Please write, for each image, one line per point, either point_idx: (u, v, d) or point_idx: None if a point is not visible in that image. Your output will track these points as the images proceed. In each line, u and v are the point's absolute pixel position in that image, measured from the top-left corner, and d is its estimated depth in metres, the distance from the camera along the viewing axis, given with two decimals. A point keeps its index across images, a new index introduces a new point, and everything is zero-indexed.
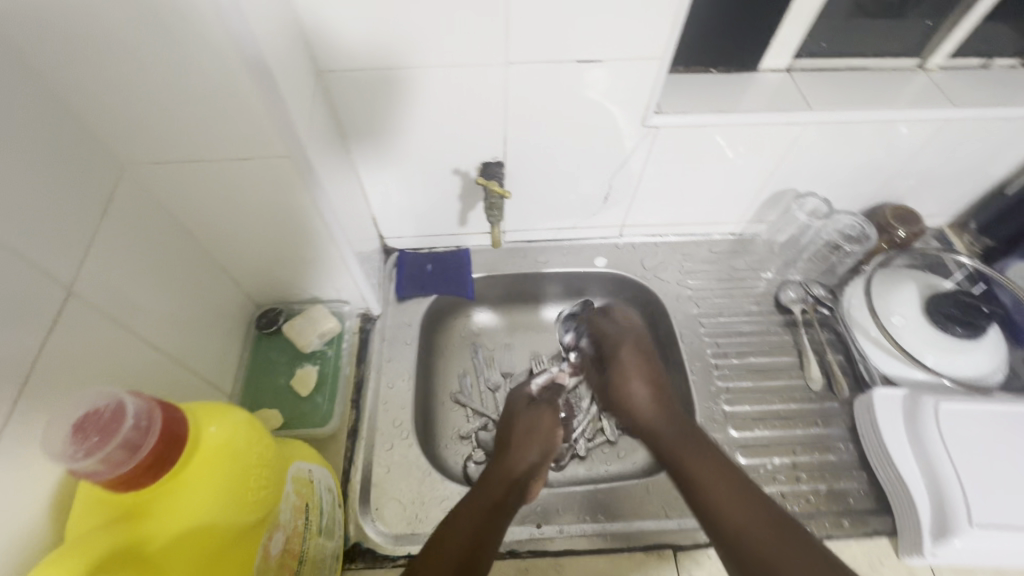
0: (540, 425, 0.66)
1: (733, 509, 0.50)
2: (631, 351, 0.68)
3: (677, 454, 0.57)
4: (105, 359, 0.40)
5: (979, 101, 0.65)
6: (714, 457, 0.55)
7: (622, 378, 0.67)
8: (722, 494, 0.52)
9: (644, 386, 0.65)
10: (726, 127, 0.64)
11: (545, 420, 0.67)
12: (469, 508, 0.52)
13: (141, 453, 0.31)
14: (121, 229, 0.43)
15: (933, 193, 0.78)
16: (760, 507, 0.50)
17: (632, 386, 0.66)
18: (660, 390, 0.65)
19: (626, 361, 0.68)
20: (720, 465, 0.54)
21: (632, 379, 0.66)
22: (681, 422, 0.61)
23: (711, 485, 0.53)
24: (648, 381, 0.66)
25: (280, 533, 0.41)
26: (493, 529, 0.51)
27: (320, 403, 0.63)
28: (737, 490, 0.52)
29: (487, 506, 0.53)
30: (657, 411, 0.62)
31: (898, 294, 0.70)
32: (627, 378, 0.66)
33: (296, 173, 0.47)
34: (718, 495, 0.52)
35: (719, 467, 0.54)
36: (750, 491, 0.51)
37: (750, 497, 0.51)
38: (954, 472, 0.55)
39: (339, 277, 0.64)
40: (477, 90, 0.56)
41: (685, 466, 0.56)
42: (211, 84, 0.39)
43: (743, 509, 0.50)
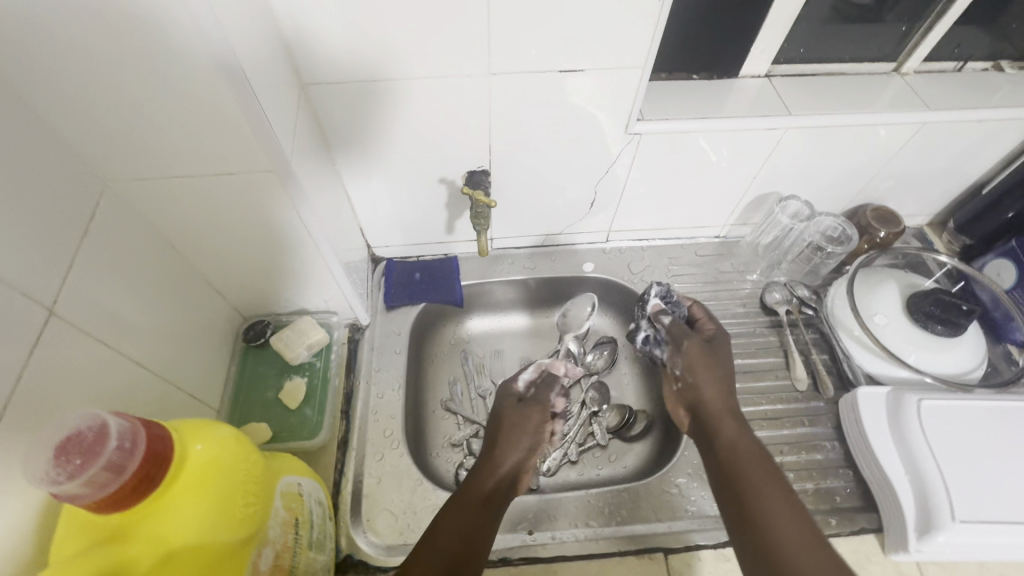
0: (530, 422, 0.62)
1: (781, 525, 0.46)
2: (720, 355, 0.63)
3: (735, 456, 0.53)
4: (88, 379, 0.40)
5: (952, 104, 0.66)
6: (772, 468, 0.51)
7: (698, 369, 0.61)
8: (774, 507, 0.48)
9: (718, 383, 0.60)
10: (708, 133, 0.65)
11: (534, 418, 0.63)
12: (452, 513, 0.50)
13: (126, 475, 0.31)
14: (104, 247, 0.43)
15: (911, 194, 0.80)
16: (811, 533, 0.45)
17: (706, 377, 0.60)
18: (733, 395, 0.59)
19: (716, 355, 0.63)
20: (775, 478, 0.50)
21: (711, 372, 0.61)
22: (746, 428, 0.56)
23: (764, 495, 0.49)
24: (725, 381, 0.60)
25: (269, 549, 0.40)
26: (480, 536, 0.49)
27: (309, 414, 0.62)
28: (787, 508, 0.48)
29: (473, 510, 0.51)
30: (725, 414, 0.57)
31: (879, 294, 0.71)
32: (711, 369, 0.61)
33: (281, 186, 0.47)
34: (766, 505, 0.48)
35: (773, 479, 0.50)
36: (803, 516, 0.47)
37: (801, 519, 0.46)
38: (937, 468, 0.57)
39: (326, 289, 0.64)
40: (462, 100, 0.57)
41: (738, 470, 0.52)
42: (194, 102, 0.39)
43: (793, 525, 0.46)
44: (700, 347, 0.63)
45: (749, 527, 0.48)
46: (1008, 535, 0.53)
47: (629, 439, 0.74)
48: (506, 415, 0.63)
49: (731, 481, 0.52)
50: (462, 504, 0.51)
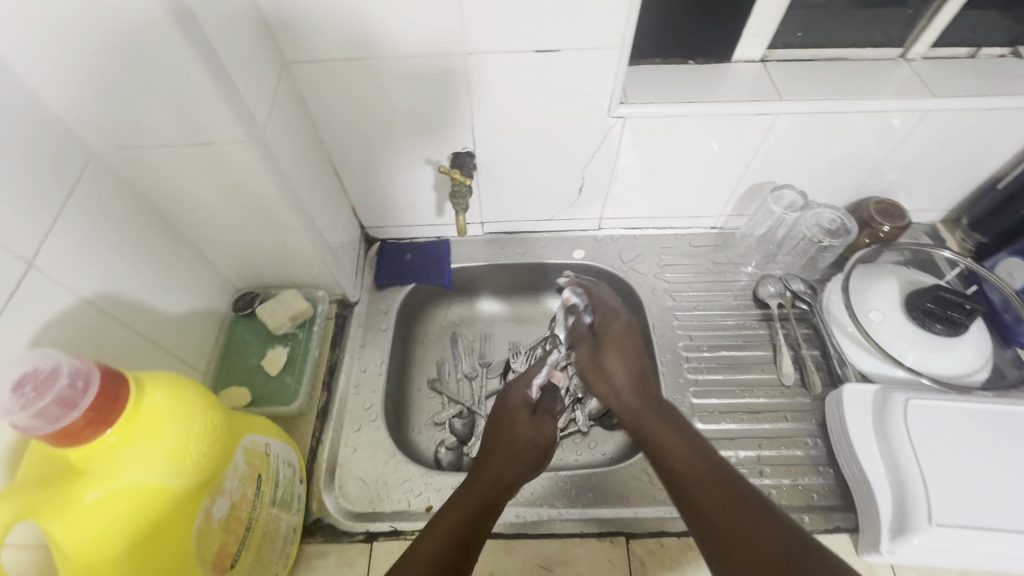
0: (524, 429, 0.62)
1: (714, 508, 0.46)
2: (622, 343, 0.65)
3: (665, 449, 0.53)
4: (66, 328, 0.44)
5: (960, 91, 0.63)
6: (703, 454, 0.51)
7: (619, 367, 0.63)
8: (705, 486, 0.48)
9: (633, 370, 0.62)
10: (696, 118, 0.64)
11: (536, 431, 0.63)
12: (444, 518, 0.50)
13: (75, 412, 0.33)
14: (88, 211, 0.46)
15: (922, 188, 0.76)
16: (747, 505, 0.45)
17: (614, 360, 0.63)
18: (645, 375, 0.63)
19: (610, 338, 0.65)
20: (708, 465, 0.50)
21: (616, 358, 0.63)
22: (679, 425, 0.55)
23: (695, 482, 0.49)
24: (630, 357, 0.64)
25: (224, 499, 0.43)
26: (475, 537, 0.49)
27: (289, 382, 0.65)
28: (717, 485, 0.47)
29: (468, 510, 0.51)
30: (648, 405, 0.59)
31: (878, 289, 0.68)
32: (615, 349, 0.64)
33: (256, 158, 0.49)
34: (706, 488, 0.48)
35: (702, 465, 0.50)
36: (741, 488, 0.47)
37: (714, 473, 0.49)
38: (918, 469, 0.54)
39: (311, 264, 0.66)
40: (441, 79, 0.58)
41: (672, 462, 0.52)
42: (165, 73, 0.41)
43: (726, 501, 0.46)
44: (609, 340, 0.65)
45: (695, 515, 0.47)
46: (988, 542, 0.51)
47: (611, 427, 0.74)
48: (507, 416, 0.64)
49: (666, 473, 0.52)
50: (456, 511, 0.51)
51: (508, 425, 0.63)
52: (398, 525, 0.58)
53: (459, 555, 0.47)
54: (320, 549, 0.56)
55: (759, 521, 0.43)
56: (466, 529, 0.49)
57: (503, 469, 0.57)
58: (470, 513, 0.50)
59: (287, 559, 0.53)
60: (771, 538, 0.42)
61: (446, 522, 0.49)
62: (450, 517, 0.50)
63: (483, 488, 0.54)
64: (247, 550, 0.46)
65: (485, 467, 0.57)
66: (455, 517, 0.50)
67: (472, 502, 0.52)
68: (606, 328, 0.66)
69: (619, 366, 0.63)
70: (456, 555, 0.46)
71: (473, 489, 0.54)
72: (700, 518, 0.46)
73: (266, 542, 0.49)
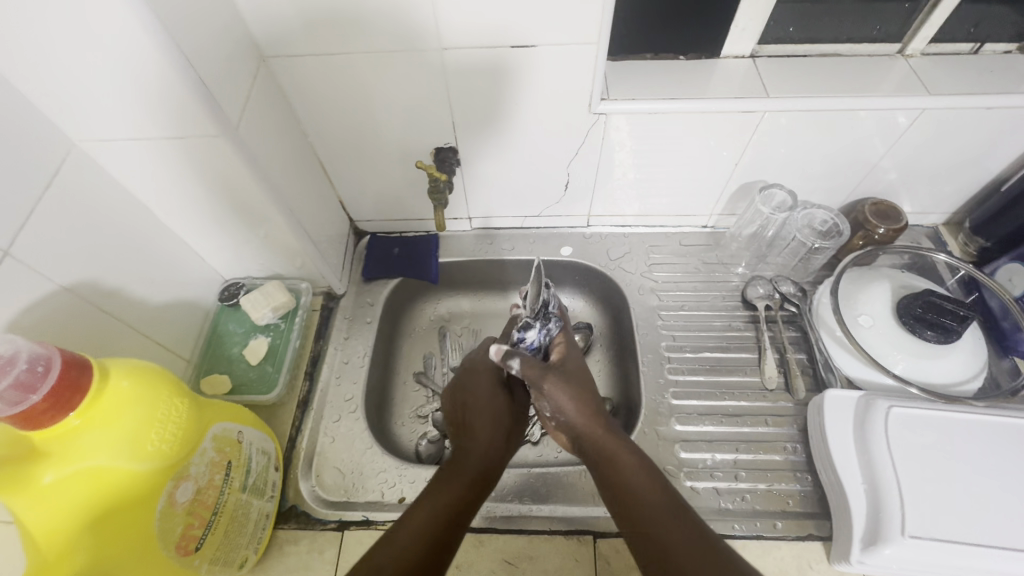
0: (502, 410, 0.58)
1: (669, 542, 0.44)
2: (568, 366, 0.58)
3: (615, 467, 0.50)
4: (40, 314, 0.46)
5: (958, 89, 0.61)
6: (648, 476, 0.49)
7: (567, 403, 0.54)
8: (650, 514, 0.46)
9: (581, 400, 0.54)
10: (680, 115, 0.62)
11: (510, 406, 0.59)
12: (432, 502, 0.48)
13: (35, 395, 0.35)
14: (67, 202, 0.47)
15: (922, 189, 0.73)
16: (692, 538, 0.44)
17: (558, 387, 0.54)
18: (599, 403, 0.55)
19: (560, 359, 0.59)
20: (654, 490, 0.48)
21: (555, 388, 0.54)
22: (621, 436, 0.53)
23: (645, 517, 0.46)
24: (579, 391, 0.55)
25: (189, 484, 0.44)
26: (462, 522, 0.48)
27: (269, 371, 0.66)
28: (670, 521, 0.45)
29: (460, 491, 0.49)
30: (601, 430, 0.53)
31: (868, 292, 0.66)
32: (562, 384, 0.54)
33: (229, 152, 0.50)
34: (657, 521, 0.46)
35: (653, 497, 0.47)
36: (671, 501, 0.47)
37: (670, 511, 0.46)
38: (894, 480, 0.53)
39: (295, 256, 0.67)
40: (418, 74, 0.58)
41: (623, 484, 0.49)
42: (132, 69, 0.42)
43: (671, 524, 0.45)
44: (560, 379, 0.55)
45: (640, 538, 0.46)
46: (961, 555, 0.50)
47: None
48: (494, 390, 0.60)
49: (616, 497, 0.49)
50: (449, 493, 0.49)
51: (488, 403, 0.58)
52: (370, 515, 0.59)
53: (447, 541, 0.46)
54: (293, 535, 0.57)
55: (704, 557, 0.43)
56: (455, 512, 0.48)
57: (489, 447, 0.54)
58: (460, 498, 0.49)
59: (258, 544, 0.54)
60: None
61: (442, 500, 0.48)
62: (437, 500, 0.48)
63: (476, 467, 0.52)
64: (214, 534, 0.48)
65: (469, 448, 0.54)
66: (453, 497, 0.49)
67: (463, 481, 0.50)
68: (567, 362, 0.59)
69: (565, 407, 0.54)
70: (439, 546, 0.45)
71: (463, 468, 0.52)
72: (644, 544, 0.45)
73: (235, 527, 0.50)
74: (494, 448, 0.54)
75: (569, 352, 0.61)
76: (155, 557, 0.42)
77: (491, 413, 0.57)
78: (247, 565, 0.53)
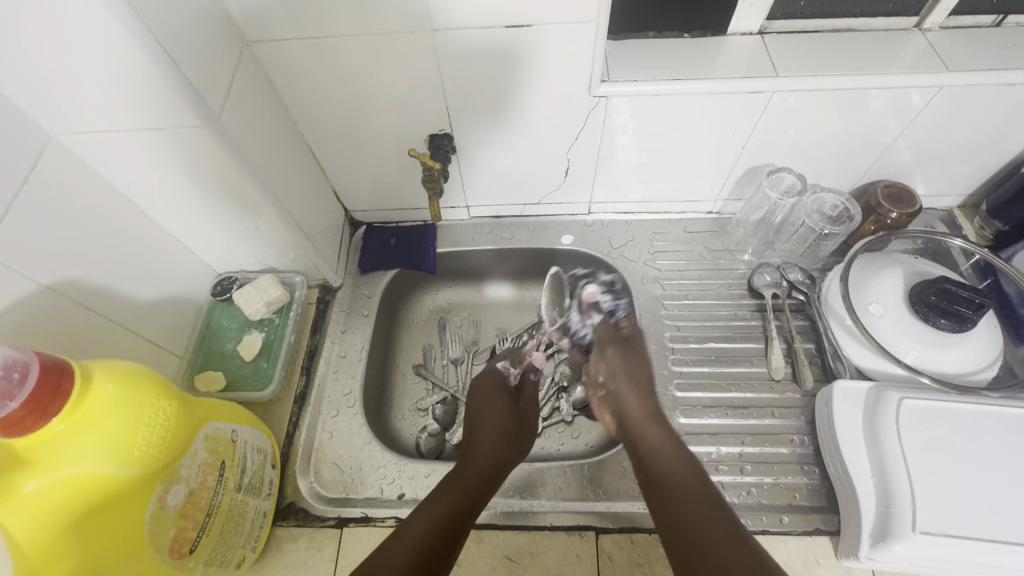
0: (506, 419, 0.62)
1: (695, 520, 0.47)
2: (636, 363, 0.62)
3: (659, 455, 0.53)
4: (17, 316, 0.44)
5: (979, 65, 0.57)
6: (691, 466, 0.52)
7: (623, 378, 0.60)
8: (693, 505, 0.48)
9: (632, 382, 0.60)
10: (684, 97, 0.60)
11: (509, 414, 0.63)
12: (426, 514, 0.49)
13: (12, 402, 0.34)
14: (46, 198, 0.45)
15: (938, 170, 0.70)
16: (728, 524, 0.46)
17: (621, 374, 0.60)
18: (654, 400, 0.59)
19: (630, 353, 0.62)
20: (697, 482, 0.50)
21: (618, 373, 0.60)
22: (670, 430, 0.56)
23: (688, 505, 0.48)
24: (637, 384, 0.59)
25: (180, 487, 0.43)
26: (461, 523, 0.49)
27: (264, 367, 0.66)
28: (710, 511, 0.47)
29: (456, 497, 0.51)
30: (647, 421, 0.56)
31: (880, 279, 0.63)
32: (622, 355, 0.62)
33: (213, 143, 0.48)
34: (698, 509, 0.48)
35: (691, 480, 0.50)
36: (711, 494, 0.49)
37: (705, 500, 0.48)
38: (905, 474, 0.52)
39: (288, 249, 0.66)
40: (409, 58, 0.55)
41: (665, 471, 0.51)
42: (105, 58, 0.40)
43: (710, 512, 0.47)
44: (622, 351, 0.62)
45: (677, 523, 0.47)
46: (973, 552, 0.48)
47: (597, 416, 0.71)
48: (500, 399, 0.64)
49: (659, 481, 0.51)
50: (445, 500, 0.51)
51: (490, 412, 0.63)
52: (369, 512, 0.58)
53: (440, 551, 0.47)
54: (291, 533, 0.57)
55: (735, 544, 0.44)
56: (453, 516, 0.49)
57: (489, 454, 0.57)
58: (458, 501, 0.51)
59: (256, 543, 0.54)
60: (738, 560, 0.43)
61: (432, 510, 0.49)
62: (429, 509, 0.49)
63: (476, 472, 0.55)
64: (209, 535, 0.47)
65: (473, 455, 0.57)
66: (445, 504, 0.50)
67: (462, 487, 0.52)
68: (633, 338, 0.64)
69: (622, 389, 0.59)
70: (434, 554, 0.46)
71: (464, 473, 0.54)
72: (677, 531, 0.47)
73: (231, 527, 0.49)
74: (492, 450, 0.58)
75: (636, 327, 0.65)
76: (147, 561, 0.41)
77: (491, 424, 0.61)
78: (245, 564, 0.53)
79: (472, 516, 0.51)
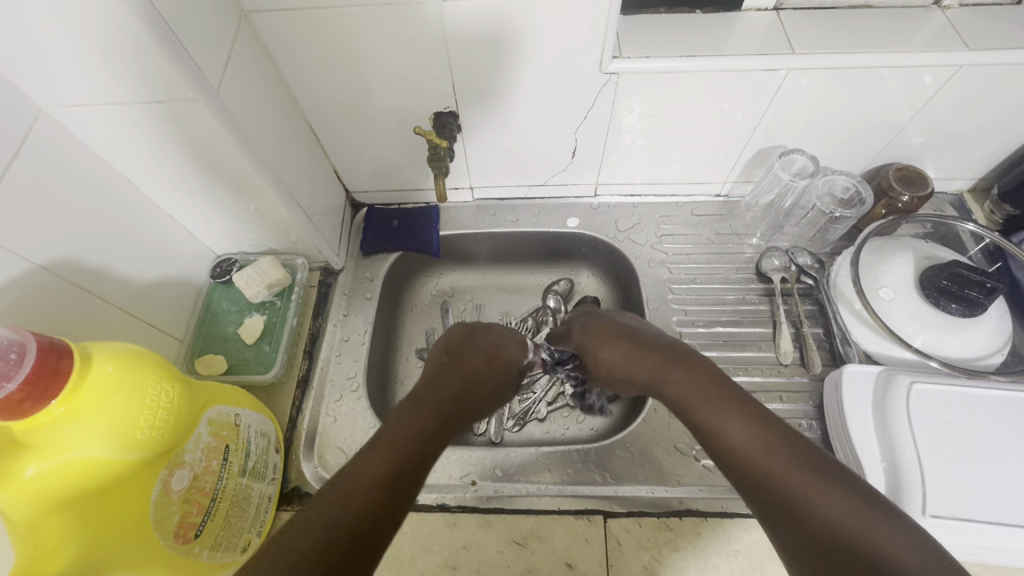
0: (491, 371, 0.57)
1: (755, 452, 0.41)
2: (611, 332, 0.59)
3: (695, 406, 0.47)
4: (11, 298, 0.43)
5: (1000, 43, 0.56)
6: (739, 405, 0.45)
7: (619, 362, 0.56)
8: (740, 438, 0.42)
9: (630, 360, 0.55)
10: (699, 76, 0.58)
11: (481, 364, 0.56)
12: (375, 453, 0.41)
13: (11, 383, 0.33)
14: (38, 174, 0.44)
15: (950, 153, 0.69)
16: (803, 464, 0.39)
17: (610, 348, 0.57)
18: (654, 349, 0.54)
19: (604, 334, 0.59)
20: (751, 423, 0.42)
21: (610, 349, 0.57)
22: (694, 373, 0.50)
23: (744, 445, 0.42)
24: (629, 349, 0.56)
25: (184, 471, 0.43)
26: (425, 454, 0.43)
27: (266, 350, 0.64)
28: (763, 445, 0.41)
29: (409, 440, 0.43)
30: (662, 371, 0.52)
31: (890, 264, 0.62)
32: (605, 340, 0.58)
33: (212, 117, 0.46)
34: (746, 449, 0.41)
35: (732, 409, 0.44)
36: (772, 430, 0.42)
37: (758, 428, 0.42)
38: (915, 458, 0.52)
39: (289, 231, 0.64)
40: (414, 31, 0.53)
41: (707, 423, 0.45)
42: (95, 24, 0.37)
43: (776, 453, 0.40)
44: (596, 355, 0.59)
45: (739, 473, 0.41)
46: (981, 535, 0.49)
47: (590, 411, 0.70)
48: (501, 351, 0.59)
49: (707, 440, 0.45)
50: (400, 436, 0.43)
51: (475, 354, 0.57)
52: None
53: (396, 501, 0.38)
54: None
55: (828, 480, 0.37)
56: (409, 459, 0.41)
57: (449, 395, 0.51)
58: (415, 441, 0.43)
59: (261, 527, 0.53)
60: (826, 516, 0.36)
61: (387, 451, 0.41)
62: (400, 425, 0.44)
63: (434, 414, 0.47)
64: (214, 520, 0.46)
65: (428, 401, 0.49)
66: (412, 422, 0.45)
67: (417, 428, 0.45)
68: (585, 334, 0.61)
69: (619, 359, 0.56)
70: (401, 474, 0.40)
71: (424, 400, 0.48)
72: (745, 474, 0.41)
73: (235, 511, 0.49)
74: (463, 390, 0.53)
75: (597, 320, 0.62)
76: (151, 546, 0.40)
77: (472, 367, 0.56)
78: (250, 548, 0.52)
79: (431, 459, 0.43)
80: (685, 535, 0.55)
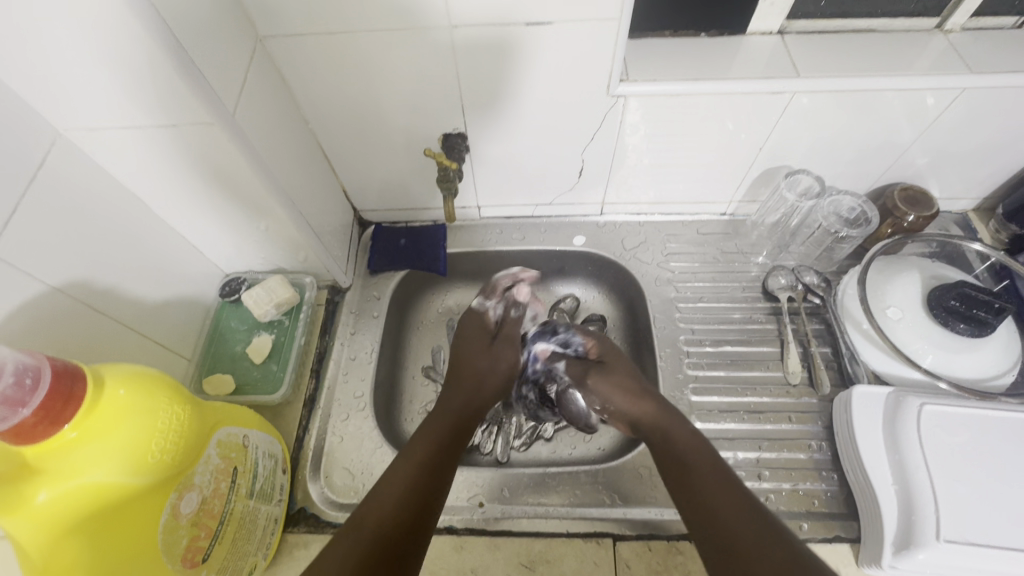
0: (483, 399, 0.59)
1: (715, 494, 0.45)
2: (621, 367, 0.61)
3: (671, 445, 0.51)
4: (25, 321, 0.43)
5: (1004, 67, 0.56)
6: (706, 453, 0.49)
7: (615, 392, 0.58)
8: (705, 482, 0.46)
9: (625, 392, 0.58)
10: (705, 98, 0.58)
11: (491, 362, 0.63)
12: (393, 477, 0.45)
13: (24, 409, 0.33)
14: (54, 196, 0.44)
15: (955, 174, 0.70)
16: (754, 509, 0.43)
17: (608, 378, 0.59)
18: (645, 388, 0.58)
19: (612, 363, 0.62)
20: (714, 471, 0.47)
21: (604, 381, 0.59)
22: (673, 417, 0.54)
23: (709, 496, 0.45)
24: (625, 383, 0.59)
25: (193, 494, 0.42)
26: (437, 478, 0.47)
27: (274, 370, 0.64)
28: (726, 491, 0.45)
29: (424, 455, 0.49)
30: (652, 413, 0.55)
31: (897, 284, 0.62)
32: (606, 372, 0.60)
33: (227, 141, 0.46)
34: (710, 490, 0.45)
35: (701, 456, 0.49)
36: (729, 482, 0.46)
37: (722, 480, 0.46)
38: (928, 481, 0.51)
39: (300, 250, 0.65)
40: (424, 55, 0.54)
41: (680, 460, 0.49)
42: (118, 52, 0.38)
43: (732, 500, 0.44)
44: (600, 372, 0.60)
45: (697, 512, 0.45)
46: (997, 561, 0.48)
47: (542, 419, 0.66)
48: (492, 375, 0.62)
49: (676, 476, 0.49)
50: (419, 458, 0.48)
51: (468, 370, 0.62)
52: None
53: (422, 511, 0.44)
54: (302, 539, 0.56)
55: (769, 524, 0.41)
56: (428, 472, 0.47)
57: (455, 417, 0.55)
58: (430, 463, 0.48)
59: (267, 550, 0.52)
60: (775, 561, 0.38)
61: (401, 473, 0.46)
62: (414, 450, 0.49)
63: (438, 434, 0.52)
64: (222, 542, 0.46)
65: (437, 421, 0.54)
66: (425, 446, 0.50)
67: (428, 448, 0.50)
68: (604, 355, 0.63)
69: (611, 395, 0.58)
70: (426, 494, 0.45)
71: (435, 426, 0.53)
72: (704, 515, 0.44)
73: (243, 534, 0.48)
74: (460, 412, 0.56)
75: (603, 343, 0.64)
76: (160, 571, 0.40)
77: (469, 378, 0.61)
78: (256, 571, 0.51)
79: (444, 475, 0.48)
80: (696, 559, 0.54)
